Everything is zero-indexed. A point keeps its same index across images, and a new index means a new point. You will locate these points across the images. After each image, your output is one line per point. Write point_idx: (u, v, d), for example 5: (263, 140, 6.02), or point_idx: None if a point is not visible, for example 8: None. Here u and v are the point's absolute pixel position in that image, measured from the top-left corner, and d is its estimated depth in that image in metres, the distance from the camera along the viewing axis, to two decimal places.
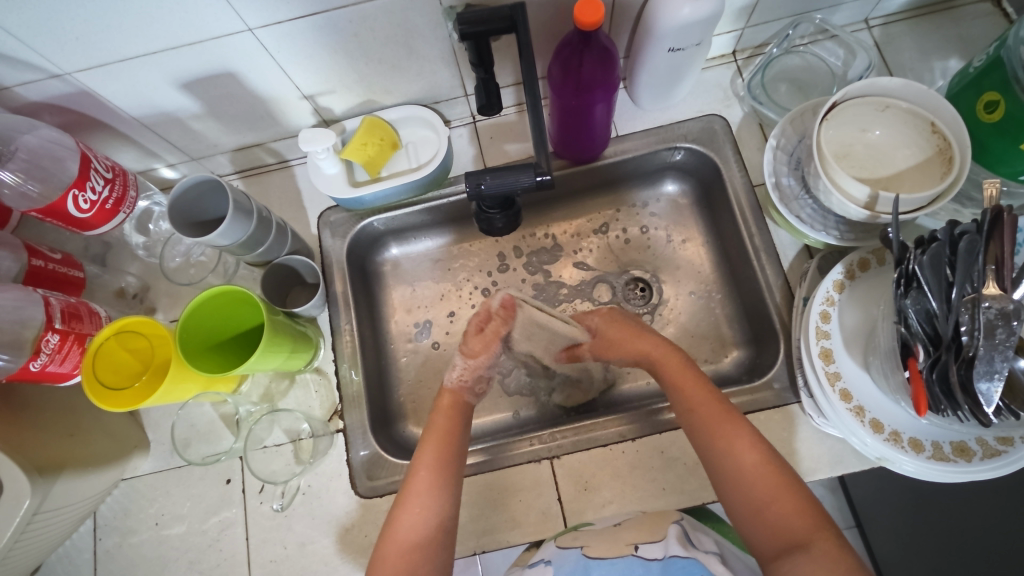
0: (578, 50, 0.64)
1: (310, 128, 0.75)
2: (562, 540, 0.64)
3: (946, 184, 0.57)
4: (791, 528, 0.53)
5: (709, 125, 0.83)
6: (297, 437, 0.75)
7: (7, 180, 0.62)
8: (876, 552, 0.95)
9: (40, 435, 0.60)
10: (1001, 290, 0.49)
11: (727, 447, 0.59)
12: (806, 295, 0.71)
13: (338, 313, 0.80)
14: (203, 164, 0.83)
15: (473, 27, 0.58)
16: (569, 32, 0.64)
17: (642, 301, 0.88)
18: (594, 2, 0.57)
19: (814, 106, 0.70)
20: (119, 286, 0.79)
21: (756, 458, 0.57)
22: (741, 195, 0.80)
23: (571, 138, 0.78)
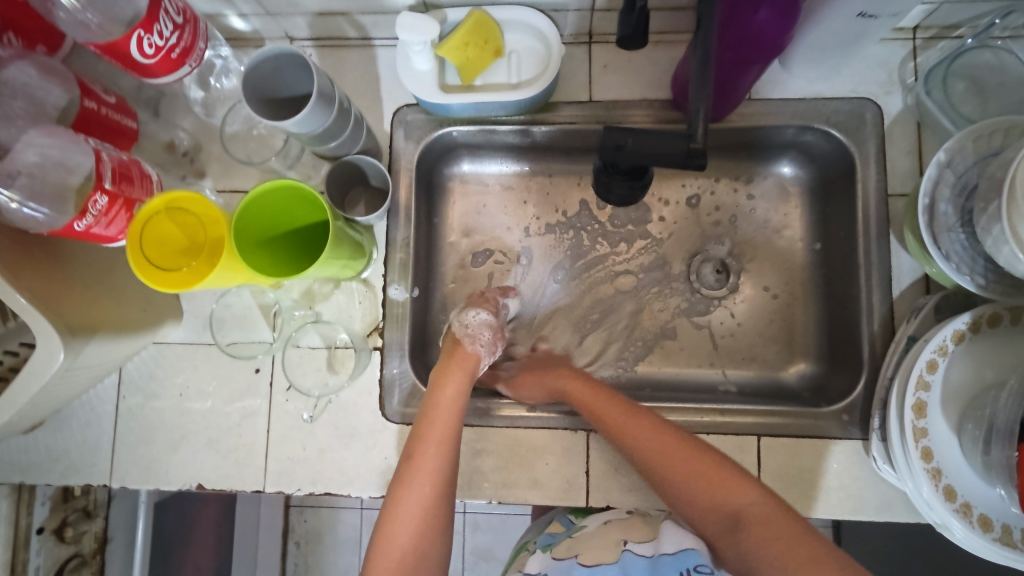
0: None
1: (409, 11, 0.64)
2: (557, 551, 0.63)
3: None
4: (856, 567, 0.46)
5: (859, 111, 0.71)
6: (332, 345, 0.72)
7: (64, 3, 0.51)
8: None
9: (77, 295, 0.56)
10: None
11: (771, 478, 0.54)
12: (913, 334, 0.64)
13: (396, 226, 0.74)
14: (278, 21, 0.72)
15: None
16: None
17: (717, 286, 0.81)
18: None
19: (1008, 127, 0.58)
20: (168, 140, 0.73)
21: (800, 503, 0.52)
22: (870, 202, 0.70)
23: None
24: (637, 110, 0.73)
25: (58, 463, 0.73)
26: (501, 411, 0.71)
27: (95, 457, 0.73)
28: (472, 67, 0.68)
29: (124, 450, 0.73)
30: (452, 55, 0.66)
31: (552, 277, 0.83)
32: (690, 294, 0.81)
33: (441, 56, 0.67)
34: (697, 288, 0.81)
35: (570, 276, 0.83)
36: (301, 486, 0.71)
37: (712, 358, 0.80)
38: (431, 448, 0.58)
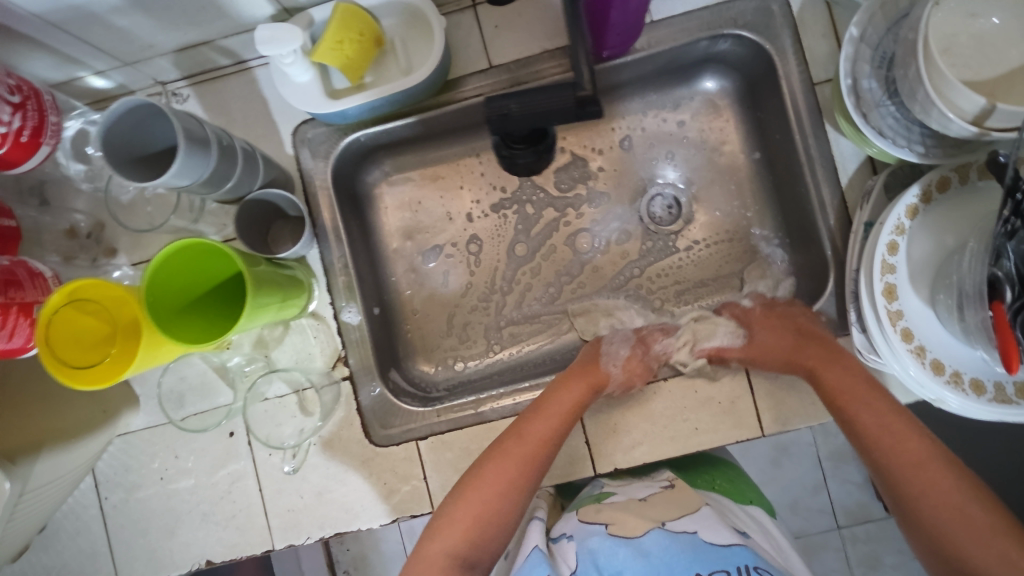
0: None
1: (269, 24, 0.59)
2: (585, 514, 0.61)
3: None
4: (931, 496, 0.52)
5: (764, 5, 0.68)
6: (299, 387, 0.69)
7: None
8: None
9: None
10: None
11: (876, 412, 0.57)
12: (869, 220, 0.62)
13: (330, 249, 0.71)
14: (140, 69, 0.67)
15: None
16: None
17: (671, 220, 0.79)
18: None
19: None
20: (68, 225, 0.69)
21: (902, 429, 0.56)
22: (798, 96, 0.68)
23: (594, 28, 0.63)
24: (545, 62, 0.69)
25: None
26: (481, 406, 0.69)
27: (95, 563, 0.70)
28: (355, 64, 0.63)
29: (121, 549, 0.70)
30: (329, 57, 0.61)
31: (505, 256, 0.80)
32: (645, 236, 0.80)
33: (319, 62, 0.63)
34: (650, 228, 0.79)
35: (525, 250, 0.80)
36: (310, 534, 0.69)
37: (684, 293, 0.78)
38: (488, 485, 0.59)
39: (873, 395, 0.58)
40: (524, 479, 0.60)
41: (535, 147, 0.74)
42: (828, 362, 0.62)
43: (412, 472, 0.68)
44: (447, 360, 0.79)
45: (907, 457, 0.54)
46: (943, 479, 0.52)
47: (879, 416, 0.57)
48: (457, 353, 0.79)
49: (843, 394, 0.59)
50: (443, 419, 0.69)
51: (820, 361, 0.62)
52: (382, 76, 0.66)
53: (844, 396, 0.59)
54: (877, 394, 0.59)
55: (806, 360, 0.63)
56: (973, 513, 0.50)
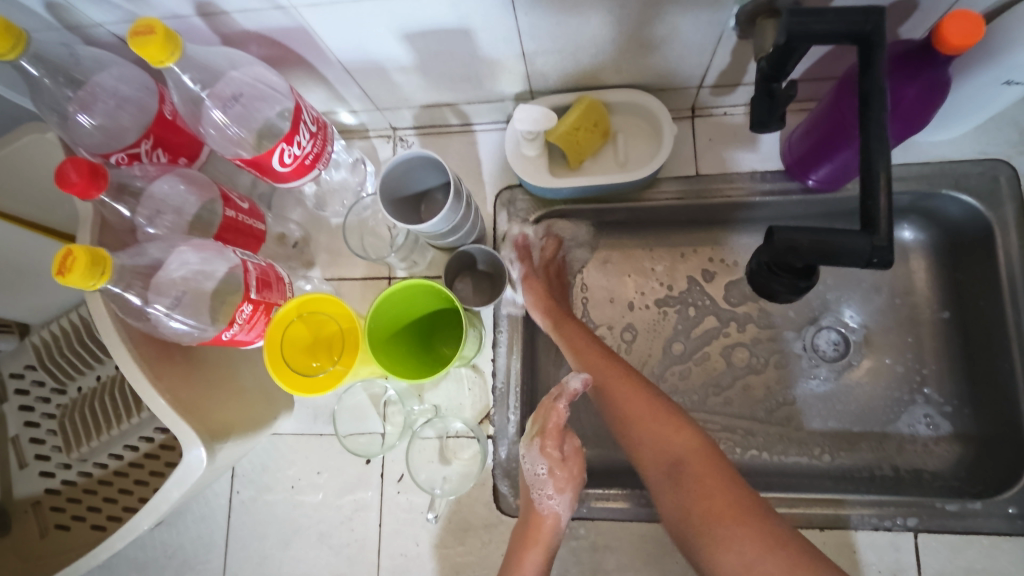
0: (907, 73, 0.50)
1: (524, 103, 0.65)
2: None
3: None
4: None
5: (991, 173, 0.67)
6: (445, 434, 0.70)
7: (216, 119, 0.55)
8: None
9: (214, 397, 0.55)
10: None
11: (713, 506, 0.52)
12: None
13: (504, 308, 0.74)
14: (384, 114, 0.75)
15: (834, 18, 0.43)
16: (893, 47, 0.50)
17: (837, 358, 0.76)
18: (972, 18, 0.43)
19: None
20: (281, 232, 0.75)
21: (726, 505, 0.52)
22: (1015, 269, 0.65)
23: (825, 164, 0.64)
24: (720, 183, 0.72)
25: (173, 559, 0.73)
26: (594, 503, 0.68)
27: (208, 553, 0.72)
28: (581, 149, 0.68)
29: (236, 546, 0.72)
30: (562, 140, 0.66)
31: (658, 352, 0.80)
32: (807, 367, 0.77)
33: (550, 142, 0.68)
34: (814, 360, 0.77)
35: (681, 350, 0.80)
36: None
37: (841, 437, 0.74)
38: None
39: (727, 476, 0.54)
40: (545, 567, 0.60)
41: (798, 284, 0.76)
42: (632, 389, 0.60)
43: None
44: None
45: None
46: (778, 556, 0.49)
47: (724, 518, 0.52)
48: None
49: (693, 472, 0.54)
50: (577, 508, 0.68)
51: (652, 414, 0.59)
52: (597, 164, 0.70)
53: (674, 454, 0.56)
54: (691, 448, 0.55)
55: (619, 403, 0.60)
56: None
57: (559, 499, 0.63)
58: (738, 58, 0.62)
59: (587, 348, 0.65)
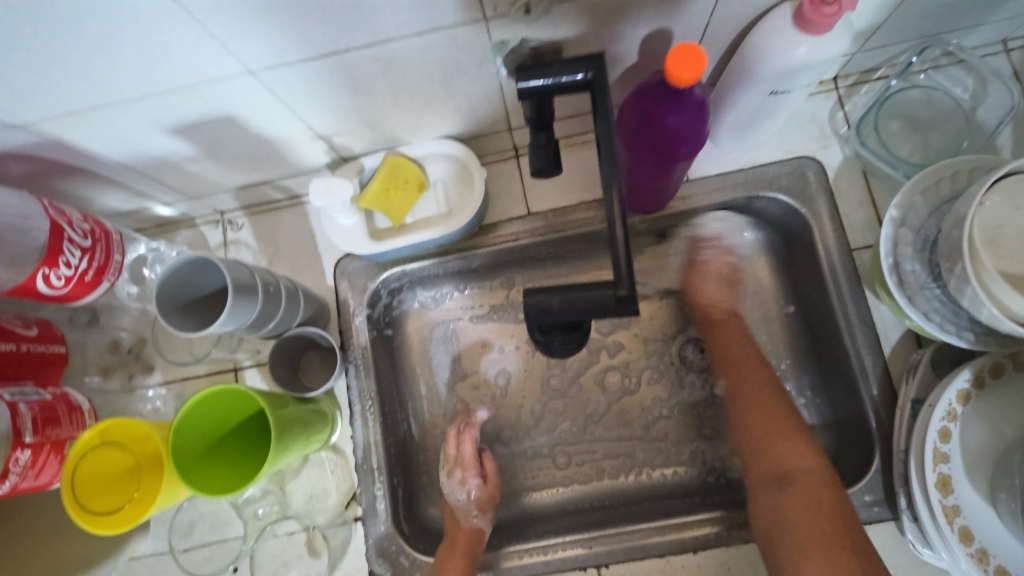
0: (663, 105, 0.51)
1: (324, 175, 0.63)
2: None
3: None
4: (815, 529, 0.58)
5: (800, 170, 0.69)
6: (310, 525, 0.67)
7: None
8: None
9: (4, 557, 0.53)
10: None
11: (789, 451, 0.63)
12: (917, 397, 0.59)
13: (353, 379, 0.71)
14: (203, 201, 0.72)
15: (555, 69, 0.43)
16: (651, 77, 0.51)
17: (703, 368, 0.77)
18: (693, 49, 0.44)
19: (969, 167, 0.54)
20: (112, 339, 0.72)
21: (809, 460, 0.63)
22: (836, 261, 0.67)
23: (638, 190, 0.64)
24: (577, 212, 0.73)
25: None
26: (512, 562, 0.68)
27: None
28: (398, 208, 0.66)
29: None
30: (375, 203, 0.65)
31: (532, 391, 0.79)
32: (675, 381, 0.77)
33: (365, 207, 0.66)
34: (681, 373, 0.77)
35: (558, 383, 0.79)
36: None
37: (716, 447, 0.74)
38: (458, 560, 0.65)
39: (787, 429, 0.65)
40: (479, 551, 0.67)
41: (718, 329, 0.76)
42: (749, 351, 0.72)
43: None
44: None
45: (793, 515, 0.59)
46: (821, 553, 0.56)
47: (784, 443, 0.64)
48: None
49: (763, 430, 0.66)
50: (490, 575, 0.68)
51: (775, 426, 0.66)
52: (423, 219, 0.69)
53: (784, 471, 0.62)
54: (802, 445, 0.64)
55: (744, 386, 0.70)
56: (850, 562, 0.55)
57: (478, 516, 0.70)
58: None
59: (736, 353, 0.72)
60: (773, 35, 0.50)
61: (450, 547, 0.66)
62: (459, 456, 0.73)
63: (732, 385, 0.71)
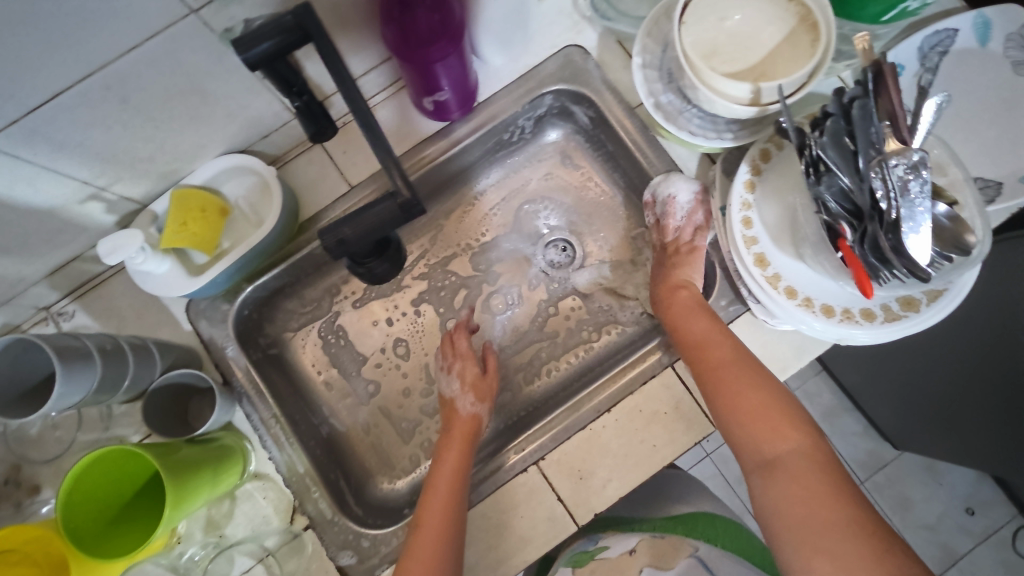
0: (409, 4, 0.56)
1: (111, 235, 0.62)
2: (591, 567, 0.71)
3: (810, 69, 0.54)
4: (823, 530, 0.51)
5: (567, 59, 0.76)
6: (263, 554, 0.67)
7: None
8: (846, 388, 1.16)
9: None
10: (899, 145, 0.50)
11: (756, 415, 0.59)
12: (721, 205, 0.68)
13: (251, 406, 0.70)
14: (18, 303, 0.68)
15: (265, 32, 0.44)
16: None
17: (567, 260, 0.84)
18: None
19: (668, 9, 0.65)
20: None
21: (781, 420, 0.58)
22: (626, 121, 0.75)
23: (440, 104, 0.70)
24: (409, 159, 0.75)
25: None
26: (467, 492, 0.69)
27: None
28: (208, 239, 0.66)
29: None
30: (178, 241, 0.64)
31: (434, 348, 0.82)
32: (553, 282, 0.83)
33: (172, 248, 0.65)
34: (553, 273, 0.84)
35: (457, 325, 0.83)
36: None
37: (604, 321, 0.81)
38: None
39: (754, 389, 0.60)
40: (451, 553, 0.59)
41: (572, 219, 0.85)
42: (689, 300, 0.69)
43: None
44: (409, 471, 0.77)
45: (789, 481, 0.55)
46: (834, 513, 0.52)
47: (729, 389, 0.61)
48: (416, 463, 0.77)
49: (727, 391, 0.61)
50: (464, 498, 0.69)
51: (731, 379, 0.61)
52: (239, 237, 0.69)
53: (767, 456, 0.57)
54: (768, 401, 0.59)
55: (688, 347, 0.66)
56: (846, 515, 0.51)
57: (475, 404, 0.73)
58: None
59: (697, 330, 0.66)
60: None
61: (450, 436, 0.71)
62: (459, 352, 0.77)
63: (693, 360, 0.64)
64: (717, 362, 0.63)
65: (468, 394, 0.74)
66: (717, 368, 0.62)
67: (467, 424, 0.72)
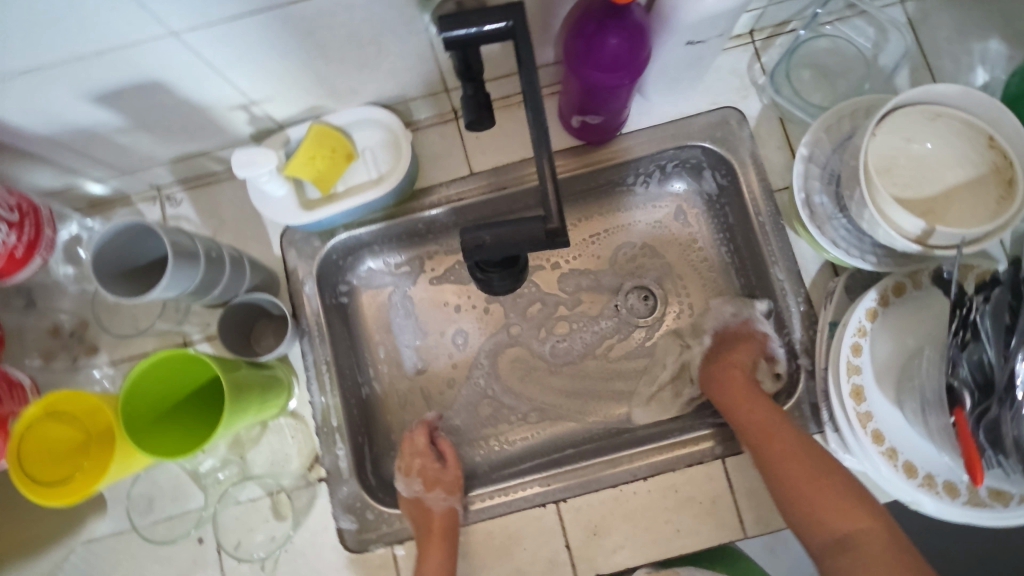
0: (604, 26, 0.54)
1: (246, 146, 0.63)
2: None
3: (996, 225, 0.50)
4: None
5: (723, 120, 0.73)
6: (274, 490, 0.68)
7: None
8: None
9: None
10: None
11: (823, 511, 0.56)
12: (835, 319, 0.66)
13: (310, 346, 0.72)
14: (138, 176, 0.70)
15: (475, 18, 0.44)
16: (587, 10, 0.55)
17: (646, 314, 0.79)
18: None
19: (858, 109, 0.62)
20: (51, 325, 0.70)
21: (835, 509, 0.56)
22: (760, 201, 0.72)
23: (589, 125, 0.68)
24: (526, 169, 0.74)
25: None
26: (477, 505, 0.69)
27: None
28: (327, 178, 0.67)
29: None
30: (300, 171, 0.65)
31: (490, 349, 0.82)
32: (625, 329, 0.80)
33: (293, 176, 0.66)
34: (628, 321, 0.80)
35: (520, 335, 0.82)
36: None
37: None
38: None
39: (810, 476, 0.59)
40: None
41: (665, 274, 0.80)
42: (740, 381, 0.67)
43: None
44: None
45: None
46: None
47: (808, 487, 0.58)
48: None
49: (781, 476, 0.60)
50: (476, 510, 0.69)
51: (773, 435, 0.61)
52: (354, 186, 0.69)
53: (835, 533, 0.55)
54: (849, 511, 0.56)
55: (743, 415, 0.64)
56: None
57: (447, 497, 0.68)
58: None
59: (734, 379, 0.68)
60: None
61: (427, 533, 0.65)
62: (413, 447, 0.71)
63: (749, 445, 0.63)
64: (769, 445, 0.61)
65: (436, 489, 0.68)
66: (804, 471, 0.59)
67: (443, 515, 0.66)
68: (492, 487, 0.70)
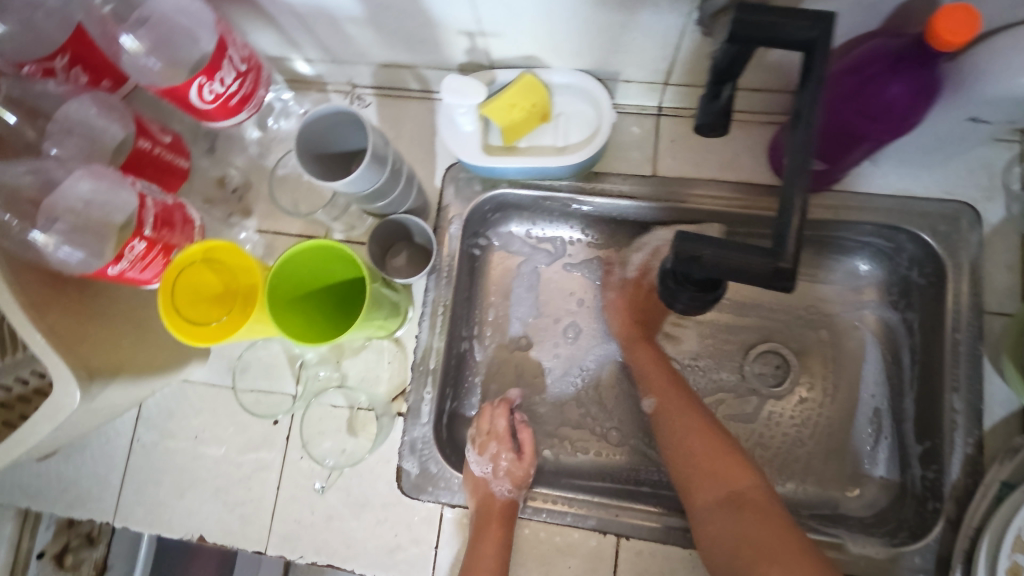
0: (890, 71, 0.47)
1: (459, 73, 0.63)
2: None
3: None
4: None
5: (955, 214, 0.64)
6: (355, 405, 0.69)
7: (129, 45, 0.56)
8: None
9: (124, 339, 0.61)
10: None
11: (735, 475, 0.58)
12: (1008, 480, 0.57)
13: (435, 285, 0.71)
14: (343, 68, 0.71)
15: (776, 18, 0.40)
16: (875, 47, 0.48)
17: (774, 383, 0.72)
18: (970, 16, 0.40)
19: None
20: (220, 177, 0.74)
21: (755, 501, 0.56)
22: (962, 317, 0.62)
23: None
24: (706, 188, 0.68)
25: (64, 494, 0.72)
26: (535, 503, 0.66)
27: (103, 492, 0.71)
28: (516, 129, 0.65)
29: (130, 487, 0.71)
30: (495, 113, 0.63)
31: None
32: (746, 392, 0.72)
33: (486, 116, 0.65)
34: (753, 384, 0.72)
35: None
36: (303, 553, 0.67)
37: None
38: None
39: (707, 435, 0.61)
40: None
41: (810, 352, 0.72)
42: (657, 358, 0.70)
43: (426, 535, 0.66)
44: None
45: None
46: None
47: (715, 449, 0.60)
48: None
49: (682, 423, 0.63)
50: (534, 509, 0.66)
51: (691, 429, 0.62)
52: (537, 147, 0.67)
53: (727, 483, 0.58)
54: (737, 463, 0.59)
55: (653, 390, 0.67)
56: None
57: (512, 490, 0.65)
58: (701, 57, 0.59)
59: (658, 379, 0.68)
60: (1003, 53, 0.46)
61: (486, 520, 0.63)
62: (492, 428, 0.68)
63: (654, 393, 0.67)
64: (672, 411, 0.65)
65: (504, 479, 0.65)
66: (712, 437, 0.61)
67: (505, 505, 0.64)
68: (557, 492, 0.66)
